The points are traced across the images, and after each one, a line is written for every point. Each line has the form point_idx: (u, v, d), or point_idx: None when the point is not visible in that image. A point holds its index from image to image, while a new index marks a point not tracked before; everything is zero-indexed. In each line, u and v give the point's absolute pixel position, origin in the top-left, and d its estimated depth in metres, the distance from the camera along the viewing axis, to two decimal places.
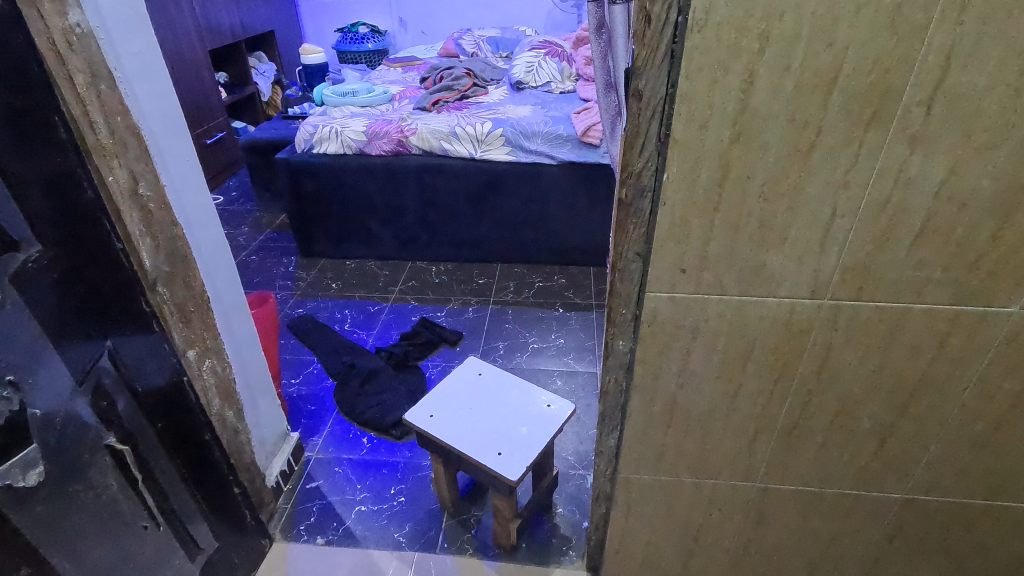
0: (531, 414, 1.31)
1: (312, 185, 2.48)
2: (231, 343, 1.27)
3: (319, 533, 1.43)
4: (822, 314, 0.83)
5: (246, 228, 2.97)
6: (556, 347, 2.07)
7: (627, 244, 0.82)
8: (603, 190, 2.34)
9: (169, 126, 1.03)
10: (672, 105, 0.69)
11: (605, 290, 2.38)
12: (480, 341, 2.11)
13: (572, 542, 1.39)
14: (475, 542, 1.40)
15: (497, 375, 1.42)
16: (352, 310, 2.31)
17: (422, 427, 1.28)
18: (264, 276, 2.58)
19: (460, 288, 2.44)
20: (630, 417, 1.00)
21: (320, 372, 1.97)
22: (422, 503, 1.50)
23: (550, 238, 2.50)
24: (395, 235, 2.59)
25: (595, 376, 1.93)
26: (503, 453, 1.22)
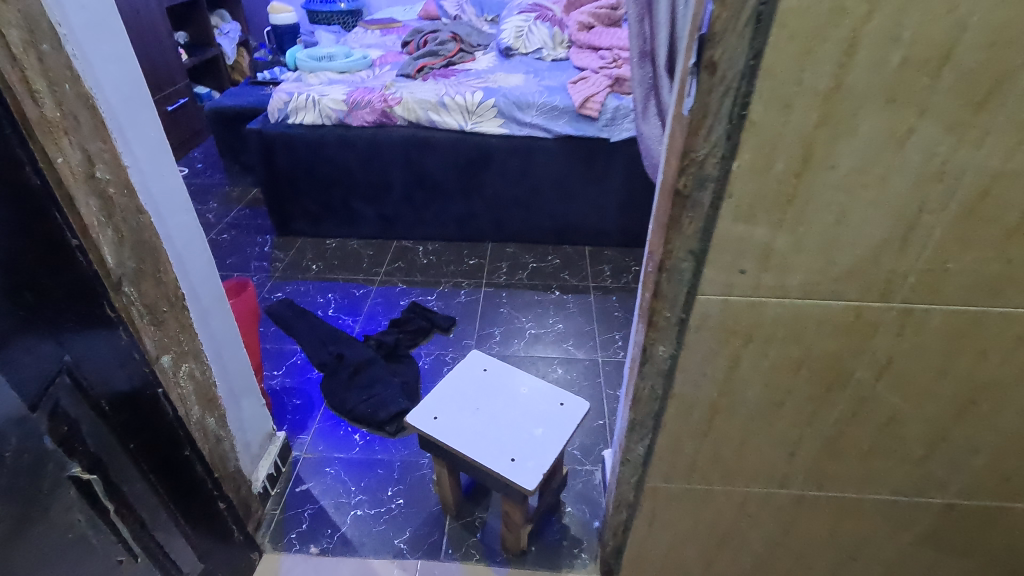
0: (543, 415, 1.21)
1: (288, 159, 2.30)
2: (211, 344, 1.14)
3: (312, 542, 1.33)
4: (889, 318, 0.75)
5: (215, 204, 2.77)
6: (555, 332, 1.98)
7: (680, 240, 0.71)
8: (601, 166, 2.23)
9: (128, 95, 0.87)
10: (752, 81, 0.57)
11: (602, 272, 2.29)
12: (474, 327, 2.00)
13: (583, 544, 1.33)
14: (480, 546, 1.32)
15: (504, 371, 1.32)
16: (335, 293, 2.17)
17: (426, 431, 1.18)
18: (237, 256, 2.40)
19: (449, 269, 2.32)
20: (663, 425, 0.91)
21: (305, 363, 1.84)
22: (422, 506, 1.41)
23: (544, 216, 2.38)
24: (378, 213, 2.44)
25: (597, 363, 1.85)
26: (517, 459, 1.12)
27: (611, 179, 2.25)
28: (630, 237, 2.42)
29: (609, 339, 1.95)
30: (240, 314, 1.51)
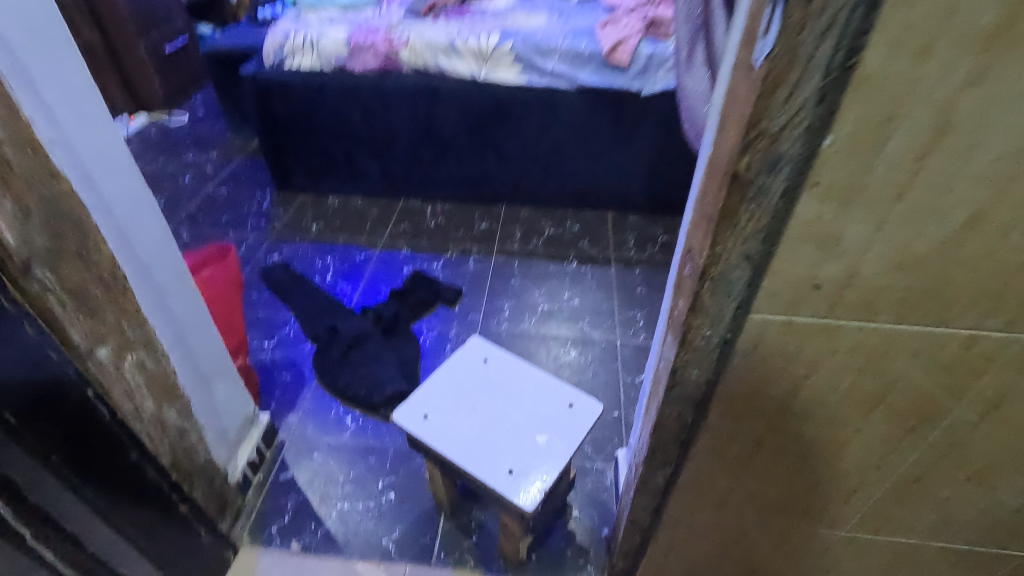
0: (549, 418, 1.06)
1: (285, 109, 2.11)
2: (169, 327, 0.99)
3: (293, 538, 1.23)
4: (1012, 353, 0.55)
5: (214, 155, 2.61)
6: (570, 309, 1.81)
7: (733, 242, 0.52)
8: (629, 123, 1.98)
9: (31, 29, 0.68)
10: (873, 12, 0.37)
11: (625, 241, 2.08)
12: (482, 300, 1.84)
13: (589, 554, 1.20)
14: (476, 552, 1.20)
15: (506, 363, 1.16)
16: (335, 257, 2.01)
17: (414, 433, 1.04)
18: (234, 213, 2.25)
19: (458, 234, 2.14)
20: (690, 454, 0.75)
21: (298, 335, 1.70)
22: (415, 502, 1.29)
23: (564, 178, 2.17)
24: (384, 169, 2.24)
25: (615, 346, 1.68)
26: (516, 472, 0.98)
27: (640, 138, 2.01)
28: (659, 204, 2.19)
29: (629, 319, 1.77)
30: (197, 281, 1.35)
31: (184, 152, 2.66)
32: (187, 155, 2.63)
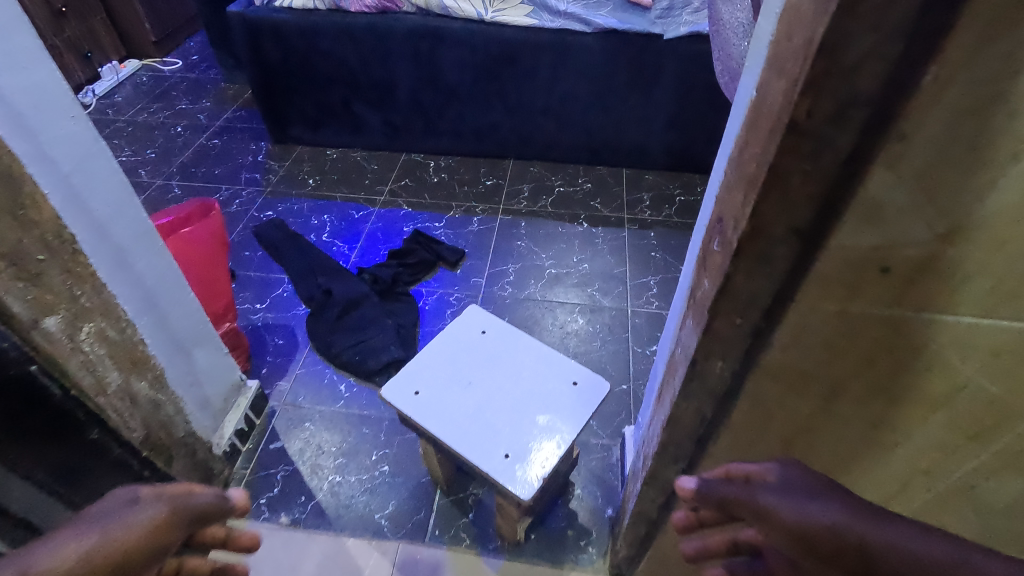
0: (550, 396, 0.98)
1: (278, 52, 1.97)
2: (134, 292, 0.91)
3: (283, 511, 1.18)
4: None
5: (208, 104, 2.49)
6: (579, 274, 1.70)
7: (779, 215, 0.41)
8: (649, 72, 1.82)
9: None
10: None
11: (639, 201, 1.95)
12: (485, 263, 1.73)
13: (592, 536, 1.14)
14: (472, 530, 1.14)
15: (507, 336, 1.07)
16: (332, 214, 1.91)
17: (403, 410, 0.96)
18: (228, 166, 2.14)
19: (462, 190, 2.01)
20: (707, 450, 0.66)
21: (292, 297, 1.62)
22: (410, 476, 1.23)
23: (577, 131, 2.02)
24: (384, 120, 2.11)
25: (625, 315, 1.58)
26: (512, 456, 0.90)
27: (660, 88, 1.85)
28: (677, 161, 2.04)
29: (642, 286, 1.66)
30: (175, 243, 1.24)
31: (177, 100, 2.53)
32: (180, 104, 2.50)
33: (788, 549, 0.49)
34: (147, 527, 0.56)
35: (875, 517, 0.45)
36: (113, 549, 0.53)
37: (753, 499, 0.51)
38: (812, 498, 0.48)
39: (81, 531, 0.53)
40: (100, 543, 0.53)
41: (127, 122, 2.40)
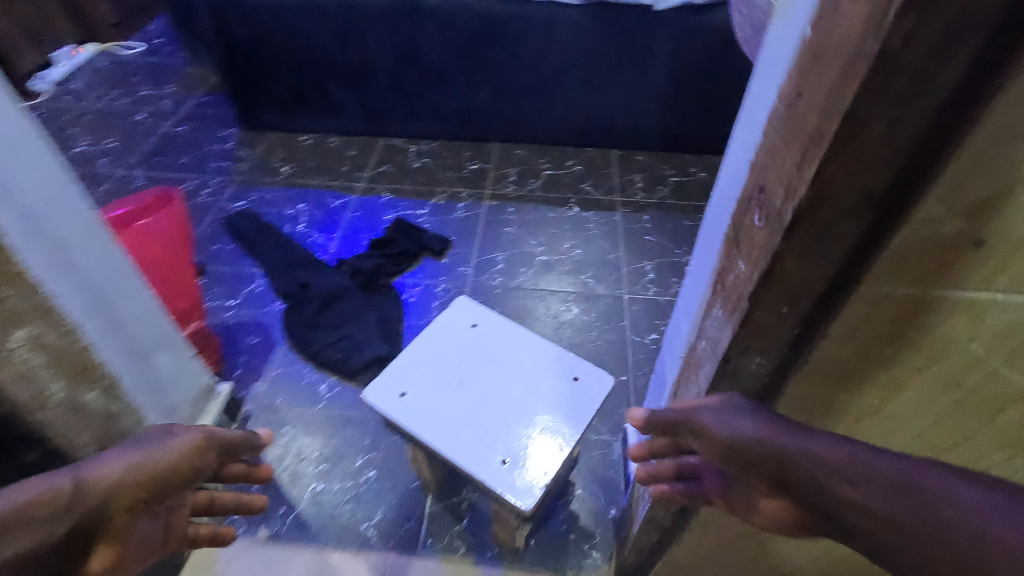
0: (549, 394, 0.90)
1: (244, 31, 1.84)
2: (81, 292, 0.80)
3: (261, 524, 1.09)
4: None
5: (172, 90, 2.35)
6: (571, 260, 1.62)
7: (852, 177, 0.33)
8: (640, 46, 1.73)
9: None
10: None
11: (631, 183, 1.87)
12: (473, 251, 1.64)
13: (595, 539, 1.07)
14: (467, 538, 1.07)
15: (500, 329, 0.99)
16: (308, 203, 1.80)
17: (389, 414, 0.87)
18: (194, 154, 2.01)
19: (446, 175, 1.91)
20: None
21: (267, 292, 1.52)
22: (398, 481, 1.15)
23: (565, 111, 1.93)
24: (362, 103, 1.99)
25: (621, 302, 1.50)
26: (510, 461, 0.82)
27: (652, 64, 1.76)
28: (670, 140, 1.96)
29: (637, 271, 1.59)
30: (132, 236, 1.13)
31: (139, 86, 2.38)
32: (142, 90, 2.35)
33: (719, 464, 0.49)
34: (181, 451, 0.66)
35: (798, 428, 0.43)
36: (155, 465, 0.62)
37: (692, 419, 0.51)
38: (746, 416, 0.46)
39: (126, 451, 0.62)
40: (142, 460, 0.61)
41: (84, 110, 2.24)
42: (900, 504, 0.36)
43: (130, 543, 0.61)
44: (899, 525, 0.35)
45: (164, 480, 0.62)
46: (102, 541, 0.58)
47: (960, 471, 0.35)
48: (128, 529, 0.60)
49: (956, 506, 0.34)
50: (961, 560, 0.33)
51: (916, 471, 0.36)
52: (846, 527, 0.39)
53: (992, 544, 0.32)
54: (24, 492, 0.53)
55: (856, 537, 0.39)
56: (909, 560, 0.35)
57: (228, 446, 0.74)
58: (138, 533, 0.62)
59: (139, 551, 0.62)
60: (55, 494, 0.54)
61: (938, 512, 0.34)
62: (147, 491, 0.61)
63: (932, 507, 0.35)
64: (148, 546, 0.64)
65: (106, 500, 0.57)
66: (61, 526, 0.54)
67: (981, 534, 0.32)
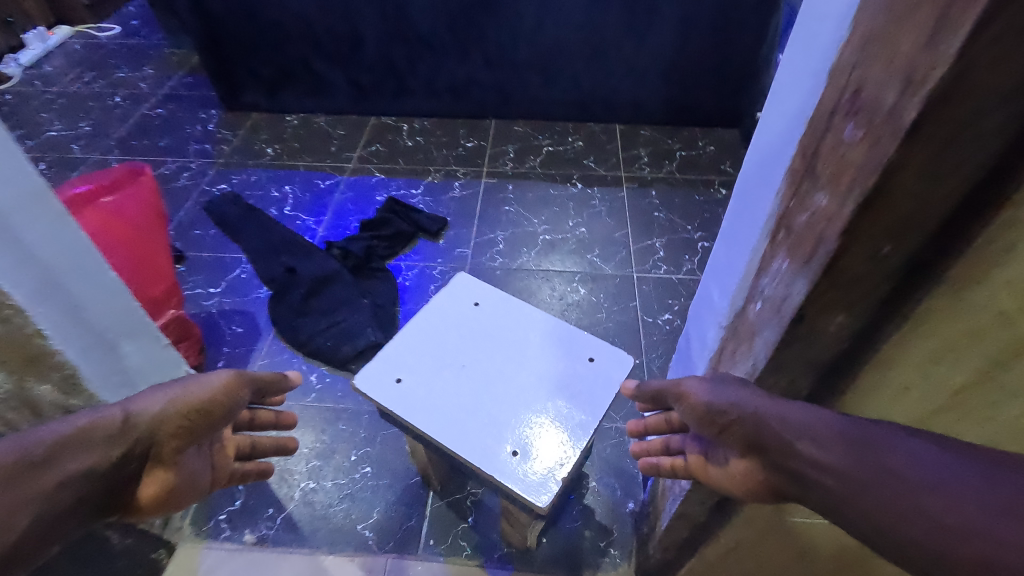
0: (561, 378, 0.80)
1: (222, 3, 1.72)
2: (27, 271, 0.69)
3: (247, 528, 1.00)
4: None
5: (150, 72, 2.23)
6: (576, 239, 1.52)
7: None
8: (645, 10, 1.62)
9: None
10: None
11: (637, 159, 1.77)
12: (471, 231, 1.54)
13: (612, 535, 0.98)
14: (473, 537, 0.98)
15: (505, 307, 0.89)
16: (295, 185, 1.70)
17: (383, 403, 0.78)
18: (174, 137, 1.90)
19: (441, 154, 1.81)
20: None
21: (251, 278, 1.42)
22: (396, 478, 1.06)
23: (565, 83, 1.82)
24: (350, 79, 1.88)
25: (630, 281, 1.41)
26: (520, 453, 0.73)
27: (657, 30, 1.65)
28: (675, 112, 1.86)
29: (646, 249, 1.49)
30: (96, 215, 1.03)
31: (115, 69, 2.25)
32: (119, 72, 2.23)
33: (697, 429, 0.49)
34: (220, 386, 0.64)
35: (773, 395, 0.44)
36: (195, 399, 0.61)
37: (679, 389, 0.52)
38: (727, 384, 0.48)
39: (165, 388, 0.61)
40: (181, 393, 0.60)
41: (57, 94, 2.12)
42: (858, 459, 0.38)
43: (182, 474, 0.61)
44: (853, 479, 0.37)
45: (204, 414, 0.61)
46: (156, 466, 0.58)
47: (908, 428, 0.38)
48: (176, 459, 0.60)
49: (905, 462, 0.36)
50: (902, 507, 0.35)
51: (872, 431, 0.38)
52: (807, 486, 0.40)
53: (933, 494, 0.34)
54: (74, 425, 0.53)
55: (812, 495, 0.40)
56: (855, 511, 0.37)
57: (262, 384, 0.71)
58: (188, 466, 0.62)
59: (190, 483, 0.62)
60: (104, 425, 0.54)
61: (890, 465, 0.36)
62: (193, 421, 0.60)
63: (880, 462, 0.37)
64: (198, 481, 0.64)
65: (154, 428, 0.58)
66: (114, 449, 0.54)
67: (925, 486, 0.34)
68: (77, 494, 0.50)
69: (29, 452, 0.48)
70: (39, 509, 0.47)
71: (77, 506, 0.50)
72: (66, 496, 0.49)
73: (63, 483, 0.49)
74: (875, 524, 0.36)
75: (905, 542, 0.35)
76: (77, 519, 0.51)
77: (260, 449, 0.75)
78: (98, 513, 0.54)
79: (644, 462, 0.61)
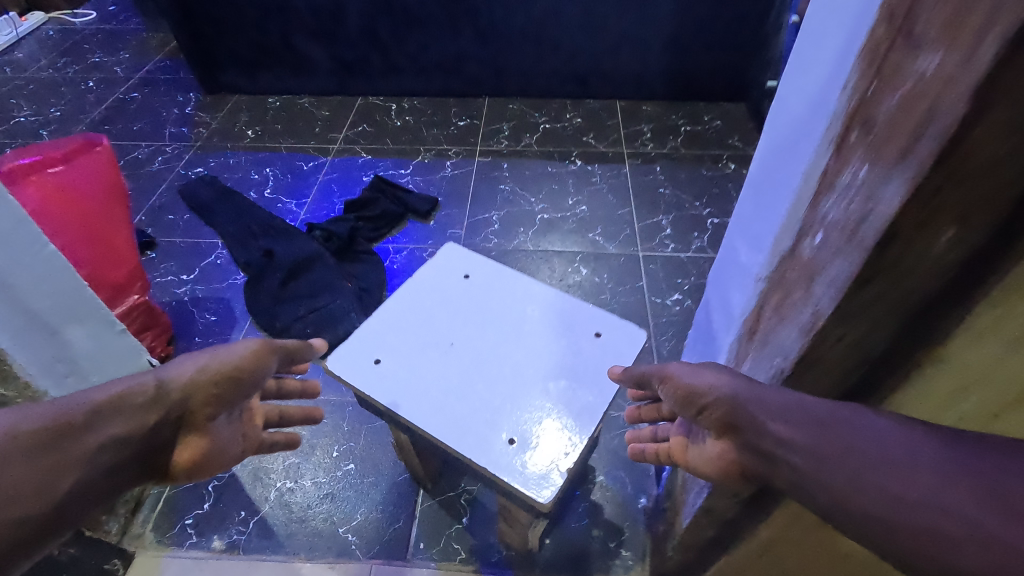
0: (564, 356, 0.70)
1: None
2: None
3: (216, 533, 0.89)
4: None
5: (127, 56, 2.12)
6: (576, 217, 1.42)
7: None
8: None
9: None
10: None
11: (639, 135, 1.67)
12: (464, 211, 1.44)
13: (623, 535, 0.88)
14: (468, 539, 0.88)
15: (499, 279, 0.79)
16: (276, 167, 1.59)
17: (361, 388, 0.68)
18: (149, 120, 1.80)
19: (431, 133, 1.71)
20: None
21: (228, 264, 1.32)
22: (382, 475, 0.96)
23: (561, 56, 1.72)
24: (333, 56, 1.78)
25: (636, 260, 1.31)
26: (518, 441, 0.63)
27: None
28: (679, 86, 1.76)
29: (652, 226, 1.39)
30: (42, 188, 0.92)
31: (89, 53, 2.15)
32: (93, 57, 2.13)
33: (680, 413, 0.48)
34: (247, 353, 0.61)
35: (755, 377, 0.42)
36: (222, 366, 0.58)
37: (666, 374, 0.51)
38: (710, 368, 0.46)
39: (193, 355, 0.58)
40: (211, 359, 0.58)
41: (28, 79, 2.02)
42: (823, 435, 0.35)
43: (216, 441, 0.58)
44: (818, 454, 0.35)
45: (233, 381, 0.59)
46: (190, 432, 0.55)
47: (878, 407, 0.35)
48: (210, 425, 0.57)
49: (868, 438, 0.33)
50: (864, 483, 0.32)
51: (842, 408, 0.36)
52: (773, 465, 0.38)
53: (894, 469, 0.32)
54: (108, 389, 0.49)
55: (780, 475, 0.37)
56: (819, 488, 0.34)
57: (288, 351, 0.67)
58: (221, 433, 0.59)
59: (226, 450, 0.59)
60: (139, 391, 0.51)
61: (854, 439, 0.34)
62: (223, 387, 0.58)
63: (846, 438, 0.34)
64: (233, 449, 0.60)
65: (187, 393, 0.55)
66: (150, 416, 0.51)
67: (888, 461, 0.32)
68: (117, 459, 0.47)
69: (66, 414, 0.45)
70: (78, 472, 0.44)
71: (117, 470, 0.47)
72: (106, 460, 0.46)
73: (102, 449, 0.46)
74: (836, 500, 0.33)
75: (867, 519, 0.32)
76: (120, 483, 0.48)
77: (289, 418, 0.70)
78: (141, 479, 0.51)
79: (633, 447, 0.59)
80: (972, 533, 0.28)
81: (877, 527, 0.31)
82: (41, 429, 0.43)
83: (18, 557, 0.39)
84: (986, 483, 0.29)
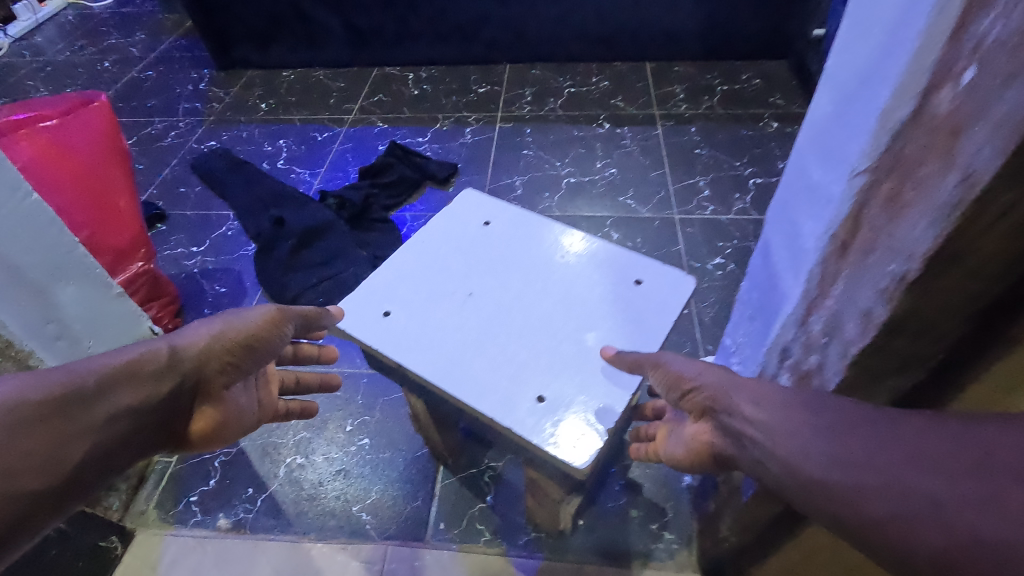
0: (600, 305, 0.61)
1: None
2: None
3: (221, 511, 0.83)
4: None
5: (142, 37, 2.09)
6: (606, 181, 1.32)
7: None
8: None
9: None
10: None
11: (671, 95, 1.56)
12: (485, 177, 1.36)
13: (665, 515, 0.78)
14: (493, 520, 0.79)
15: (522, 225, 0.70)
16: (289, 138, 1.53)
17: (368, 342, 0.60)
18: (163, 97, 1.76)
19: (450, 101, 1.63)
20: (999, 321, 0.31)
21: (239, 235, 1.26)
22: (399, 451, 0.88)
23: (585, 14, 1.60)
24: (346, 24, 1.70)
25: (671, 223, 1.21)
26: (549, 399, 0.54)
27: None
28: (713, 42, 1.64)
29: (688, 188, 1.29)
30: (35, 143, 0.86)
31: (106, 36, 2.12)
32: (109, 39, 2.10)
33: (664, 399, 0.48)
34: (263, 322, 0.53)
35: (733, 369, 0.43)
36: (235, 334, 0.51)
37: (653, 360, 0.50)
38: (692, 359, 0.47)
39: (206, 321, 0.52)
40: (225, 325, 0.51)
41: (45, 63, 2.00)
42: (784, 412, 0.36)
43: (230, 409, 0.52)
44: (774, 427, 0.36)
45: (246, 351, 0.52)
46: (204, 402, 0.50)
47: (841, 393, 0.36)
48: (225, 394, 0.52)
49: (825, 414, 0.34)
50: (813, 452, 0.33)
51: (805, 395, 0.37)
52: (738, 444, 0.39)
53: (834, 435, 0.33)
54: (118, 356, 0.44)
55: (744, 453, 0.38)
56: (774, 460, 0.35)
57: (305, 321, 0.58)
58: (236, 401, 0.53)
59: (241, 419, 0.54)
60: (152, 358, 0.46)
61: (803, 414, 0.35)
62: (239, 356, 0.51)
63: (804, 415, 0.35)
64: (247, 416, 0.55)
65: (201, 362, 0.49)
66: (163, 385, 0.46)
67: (831, 429, 0.33)
68: (132, 428, 0.43)
69: (72, 382, 0.40)
70: (87, 446, 0.40)
71: (129, 442, 0.43)
72: (118, 431, 0.42)
73: (111, 421, 0.41)
74: (788, 469, 0.34)
75: (810, 484, 0.33)
76: (134, 454, 0.44)
77: (305, 384, 0.64)
78: (155, 449, 0.46)
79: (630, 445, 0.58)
80: (893, 488, 0.30)
81: (817, 491, 0.32)
82: (44, 401, 0.38)
83: (17, 539, 0.36)
84: (919, 447, 0.30)
